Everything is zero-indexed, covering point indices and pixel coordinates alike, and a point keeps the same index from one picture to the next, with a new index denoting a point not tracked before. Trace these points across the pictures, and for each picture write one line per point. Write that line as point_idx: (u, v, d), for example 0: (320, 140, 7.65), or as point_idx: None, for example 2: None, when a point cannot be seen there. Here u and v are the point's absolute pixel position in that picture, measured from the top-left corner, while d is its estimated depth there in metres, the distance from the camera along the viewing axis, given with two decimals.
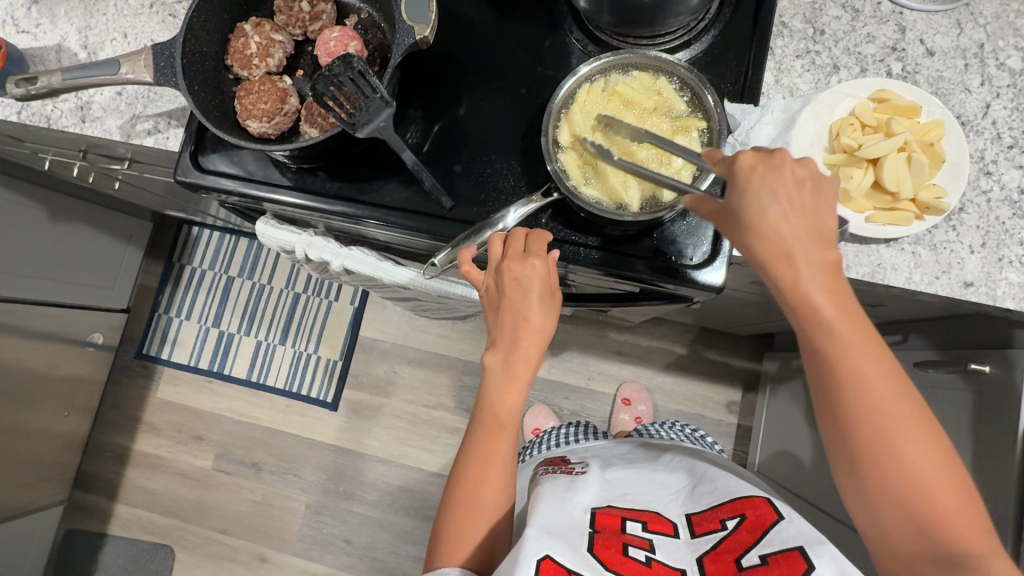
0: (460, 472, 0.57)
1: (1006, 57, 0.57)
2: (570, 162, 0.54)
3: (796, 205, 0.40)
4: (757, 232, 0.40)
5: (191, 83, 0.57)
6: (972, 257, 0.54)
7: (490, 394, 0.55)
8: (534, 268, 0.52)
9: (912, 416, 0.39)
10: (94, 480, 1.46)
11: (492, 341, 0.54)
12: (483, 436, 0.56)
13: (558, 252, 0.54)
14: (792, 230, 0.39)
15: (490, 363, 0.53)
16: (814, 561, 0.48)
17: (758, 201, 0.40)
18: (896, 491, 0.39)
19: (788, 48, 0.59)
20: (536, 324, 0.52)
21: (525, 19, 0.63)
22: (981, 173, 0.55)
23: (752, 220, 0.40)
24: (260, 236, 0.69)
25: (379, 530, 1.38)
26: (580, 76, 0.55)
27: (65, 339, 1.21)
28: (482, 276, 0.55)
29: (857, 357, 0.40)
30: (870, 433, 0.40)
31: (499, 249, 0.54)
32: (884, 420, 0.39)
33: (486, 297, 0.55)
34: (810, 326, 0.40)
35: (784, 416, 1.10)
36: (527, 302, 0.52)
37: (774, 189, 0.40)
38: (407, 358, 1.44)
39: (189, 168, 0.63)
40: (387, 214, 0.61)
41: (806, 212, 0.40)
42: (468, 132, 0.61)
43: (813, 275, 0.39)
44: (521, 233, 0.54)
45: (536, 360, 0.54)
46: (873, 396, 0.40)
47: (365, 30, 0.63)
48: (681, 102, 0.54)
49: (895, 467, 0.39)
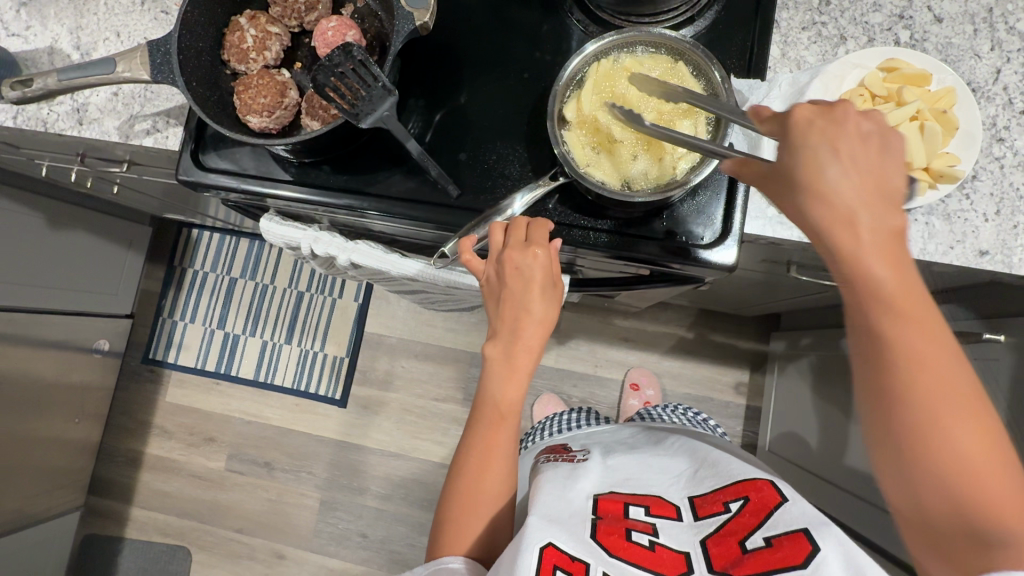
0: (460, 465, 0.57)
1: (1015, 20, 0.54)
2: (575, 142, 0.53)
3: (858, 165, 0.37)
4: (809, 189, 0.37)
5: (188, 79, 0.56)
6: (986, 225, 0.51)
7: (490, 386, 0.54)
8: (537, 258, 0.51)
9: (965, 394, 0.35)
10: (109, 485, 1.47)
11: (493, 332, 0.53)
12: (485, 428, 0.56)
13: (560, 240, 0.53)
14: (854, 188, 0.36)
15: (491, 354, 0.53)
16: (819, 542, 0.48)
17: (815, 162, 0.37)
18: (949, 482, 0.35)
19: (793, 20, 0.57)
20: (539, 315, 0.52)
21: (524, 3, 0.62)
22: (992, 140, 0.52)
23: (806, 178, 0.38)
24: (264, 233, 0.68)
25: (394, 523, 1.39)
26: (586, 55, 0.54)
27: (71, 346, 1.21)
28: (483, 266, 0.54)
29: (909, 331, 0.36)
30: (921, 416, 0.35)
31: (501, 238, 0.53)
32: (931, 393, 0.35)
33: (487, 287, 0.54)
34: (864, 294, 0.36)
35: (794, 394, 1.10)
36: (529, 293, 0.52)
37: (835, 147, 0.37)
38: (413, 352, 1.45)
39: (190, 166, 0.62)
40: (392, 205, 0.61)
41: (870, 171, 0.37)
42: (471, 119, 0.61)
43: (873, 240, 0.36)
44: (523, 221, 0.54)
45: (538, 350, 0.53)
46: (924, 373, 0.35)
47: (362, 19, 0.61)
48: (695, 85, 0.53)
49: (943, 452, 0.35)
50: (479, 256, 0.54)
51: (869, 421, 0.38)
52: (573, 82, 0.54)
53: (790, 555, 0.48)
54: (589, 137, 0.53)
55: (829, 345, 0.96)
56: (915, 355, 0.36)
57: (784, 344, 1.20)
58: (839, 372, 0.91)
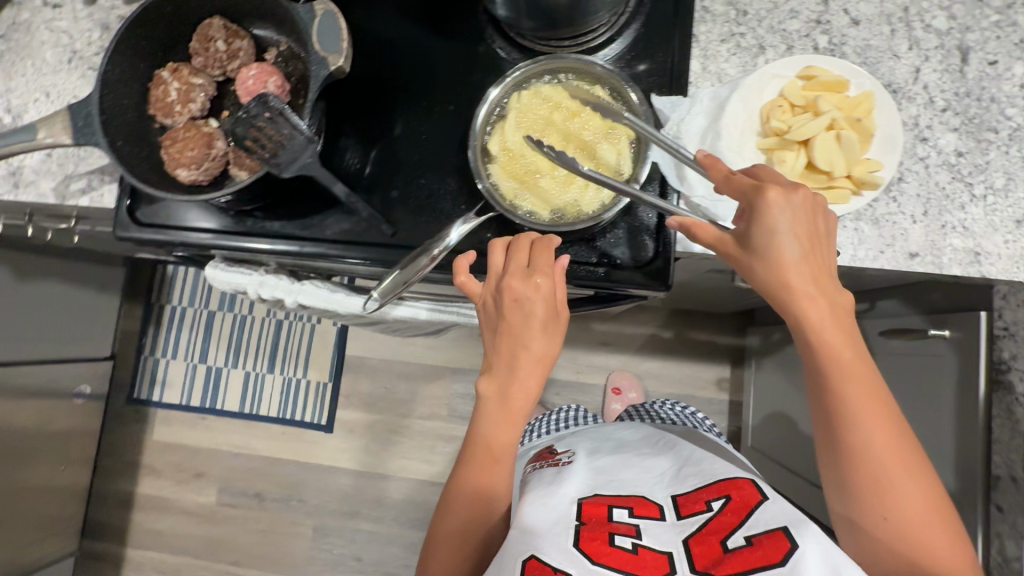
0: (450, 501, 0.57)
1: (932, 18, 0.53)
2: (500, 175, 0.54)
3: (812, 249, 0.43)
4: (774, 271, 0.43)
5: (113, 139, 0.56)
6: (915, 226, 0.51)
7: (483, 426, 0.53)
8: (538, 287, 0.49)
9: (899, 438, 0.44)
10: (102, 528, 1.47)
11: (488, 366, 0.52)
12: (476, 466, 0.55)
13: (565, 257, 0.51)
14: (810, 272, 0.43)
15: (485, 390, 0.51)
16: (798, 540, 0.48)
17: (778, 241, 0.42)
18: (882, 506, 0.44)
19: (711, 33, 0.56)
20: (537, 352, 0.50)
21: (447, 35, 0.62)
22: (916, 140, 0.52)
23: (771, 257, 0.43)
24: (209, 279, 0.68)
25: (387, 545, 1.39)
26: (491, 102, 0.54)
27: (51, 394, 1.21)
28: (479, 288, 0.53)
29: (863, 395, 0.44)
30: (865, 458, 0.44)
31: (502, 260, 0.52)
32: (874, 435, 0.44)
33: (483, 312, 0.52)
34: (821, 357, 0.44)
35: (772, 388, 1.10)
36: (527, 327, 0.49)
37: (796, 232, 0.42)
38: (395, 372, 1.45)
39: (127, 223, 0.63)
40: (330, 247, 0.60)
41: (821, 256, 0.43)
42: (403, 155, 0.61)
43: (830, 316, 0.43)
44: (527, 239, 0.52)
45: (535, 390, 0.51)
46: (871, 424, 0.44)
47: (285, 62, 0.61)
48: (615, 109, 0.53)
49: (881, 482, 0.44)
50: (475, 278, 0.53)
51: (827, 454, 0.47)
52: (494, 115, 0.55)
53: (769, 554, 0.48)
54: (514, 169, 0.54)
55: None
56: (863, 408, 0.44)
57: (759, 339, 1.20)
58: None
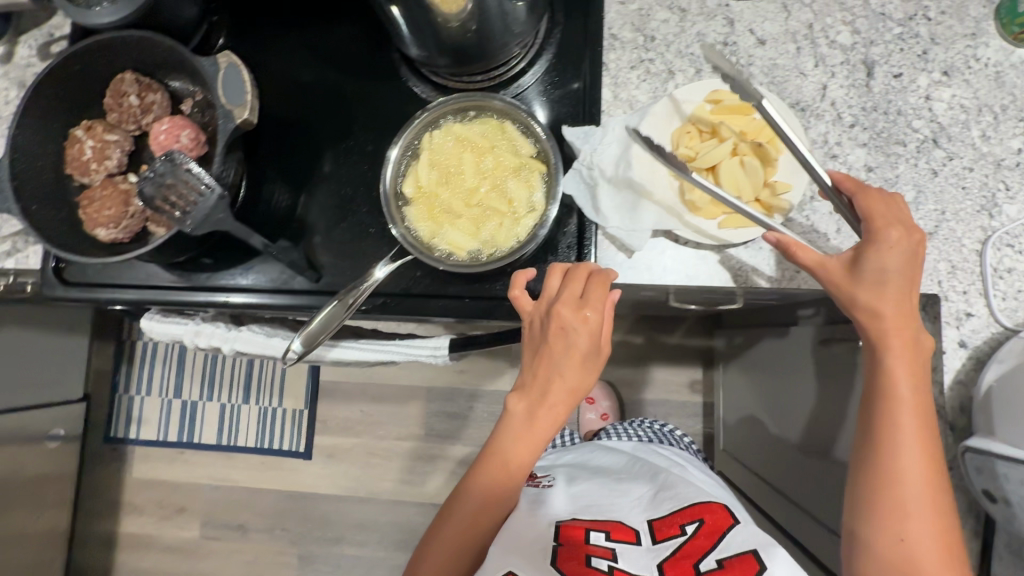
0: (456, 506, 0.57)
1: (836, 33, 0.54)
2: (416, 217, 0.53)
3: (905, 284, 0.46)
4: (868, 293, 0.46)
5: (27, 204, 0.56)
6: (829, 244, 0.53)
7: (503, 442, 0.53)
8: (585, 321, 0.49)
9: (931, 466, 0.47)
10: (85, 570, 1.46)
11: (521, 384, 0.53)
12: (488, 480, 0.55)
13: (617, 294, 0.51)
14: (897, 305, 0.46)
15: (513, 405, 0.53)
16: (767, 563, 0.50)
17: (876, 271, 0.46)
18: (900, 522, 0.46)
19: (621, 60, 0.56)
20: (572, 383, 0.50)
21: (364, 75, 0.61)
22: (826, 157, 0.52)
23: (867, 280, 0.46)
24: (146, 331, 0.68)
25: (372, 568, 1.39)
26: (392, 163, 0.54)
27: (26, 441, 1.21)
28: (530, 307, 0.52)
29: (909, 416, 0.47)
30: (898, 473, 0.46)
31: (556, 286, 0.52)
32: (920, 454, 0.46)
33: (527, 332, 0.53)
34: (882, 378, 0.47)
35: (737, 391, 1.11)
36: (568, 357, 0.50)
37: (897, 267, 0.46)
38: (370, 395, 1.44)
39: (54, 283, 0.62)
40: (258, 297, 0.60)
41: (909, 292, 0.47)
42: (325, 199, 0.60)
43: (901, 344, 0.47)
44: (585, 270, 0.51)
45: (561, 419, 0.52)
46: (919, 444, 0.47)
47: (202, 112, 0.61)
48: (526, 145, 0.54)
49: (907, 500, 0.46)
50: (528, 297, 0.52)
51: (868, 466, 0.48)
52: (406, 158, 0.55)
53: None
54: (428, 210, 0.53)
55: (756, 343, 0.97)
56: (914, 425, 0.47)
57: (726, 341, 1.20)
58: (767, 372, 0.91)
